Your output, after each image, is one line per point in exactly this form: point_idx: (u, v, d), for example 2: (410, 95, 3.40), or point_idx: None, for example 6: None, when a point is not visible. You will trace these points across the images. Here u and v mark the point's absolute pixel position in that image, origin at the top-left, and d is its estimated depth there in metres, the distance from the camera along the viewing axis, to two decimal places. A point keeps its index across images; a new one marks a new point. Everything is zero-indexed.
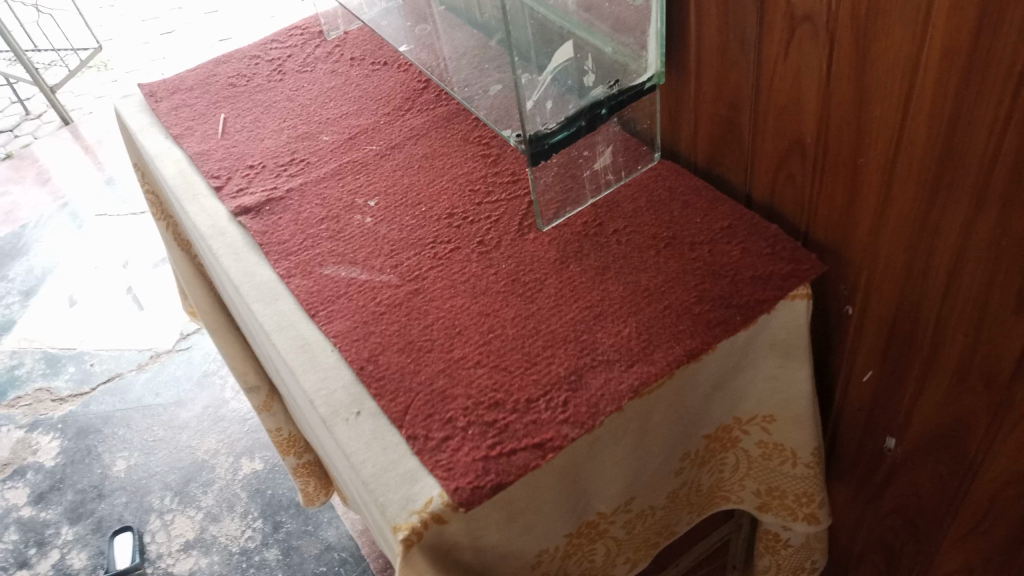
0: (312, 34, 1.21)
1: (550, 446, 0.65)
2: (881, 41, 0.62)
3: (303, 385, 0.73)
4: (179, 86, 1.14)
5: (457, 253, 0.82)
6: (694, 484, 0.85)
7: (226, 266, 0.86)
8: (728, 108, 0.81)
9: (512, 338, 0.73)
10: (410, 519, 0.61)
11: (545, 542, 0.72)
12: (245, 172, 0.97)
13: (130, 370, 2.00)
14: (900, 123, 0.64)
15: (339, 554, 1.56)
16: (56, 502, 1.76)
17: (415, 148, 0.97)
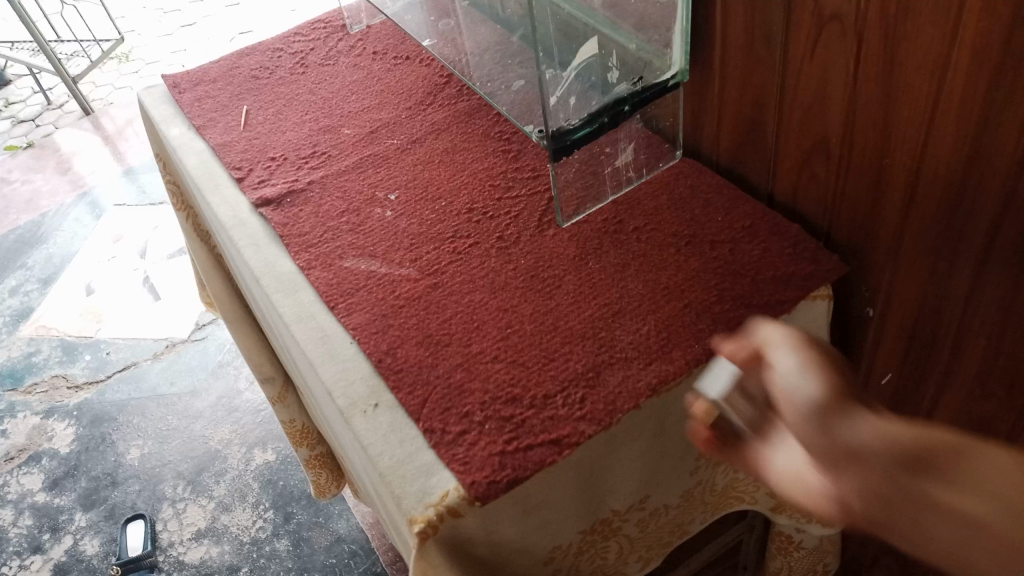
0: (334, 28, 1.22)
1: (567, 442, 0.65)
2: (910, 42, 0.61)
3: (322, 377, 0.73)
4: (202, 78, 1.15)
5: (476, 248, 0.82)
6: (709, 485, 0.85)
7: (246, 256, 0.86)
8: (752, 108, 0.80)
9: (531, 334, 0.73)
10: (427, 512, 0.61)
11: (559, 537, 0.72)
12: (267, 163, 0.97)
13: (146, 359, 2.01)
14: (926, 124, 0.64)
15: (350, 546, 1.57)
16: (70, 488, 1.78)
17: (436, 142, 0.97)
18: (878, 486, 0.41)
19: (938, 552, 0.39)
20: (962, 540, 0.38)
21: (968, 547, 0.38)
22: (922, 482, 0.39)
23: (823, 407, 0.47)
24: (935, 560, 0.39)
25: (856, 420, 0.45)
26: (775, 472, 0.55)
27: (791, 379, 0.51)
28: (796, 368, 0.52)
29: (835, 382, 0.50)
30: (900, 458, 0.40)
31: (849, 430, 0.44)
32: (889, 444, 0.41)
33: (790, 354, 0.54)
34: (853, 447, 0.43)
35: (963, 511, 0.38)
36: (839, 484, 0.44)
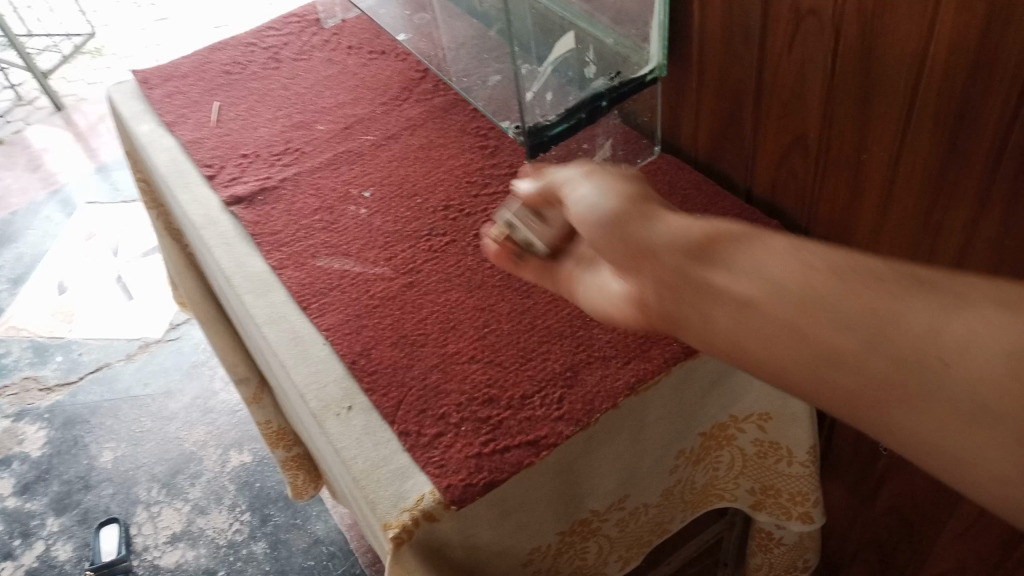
0: (308, 22, 1.20)
1: (544, 443, 0.64)
2: (887, 38, 0.61)
3: (294, 379, 0.71)
4: (172, 73, 1.13)
5: (452, 246, 0.81)
6: (689, 483, 0.84)
7: (217, 255, 0.84)
8: (729, 104, 0.80)
9: (508, 333, 0.72)
10: (402, 516, 0.60)
11: (538, 539, 0.71)
12: (238, 160, 0.95)
13: (119, 360, 1.97)
14: (903, 120, 0.63)
15: (328, 548, 1.55)
16: (41, 493, 1.74)
17: (411, 138, 0.95)
18: (662, 274, 0.47)
19: (713, 331, 0.44)
20: (742, 320, 0.42)
21: (743, 327, 0.43)
22: (706, 272, 0.45)
23: (620, 216, 0.51)
24: (710, 340, 0.45)
25: (653, 219, 0.49)
26: (581, 289, 0.61)
27: (595, 191, 0.53)
28: (596, 180, 0.55)
29: (625, 186, 0.53)
30: (692, 251, 0.46)
31: (645, 230, 0.49)
32: (675, 242, 0.47)
33: (588, 175, 0.56)
34: (648, 243, 0.48)
35: (739, 295, 0.43)
36: (637, 277, 0.49)
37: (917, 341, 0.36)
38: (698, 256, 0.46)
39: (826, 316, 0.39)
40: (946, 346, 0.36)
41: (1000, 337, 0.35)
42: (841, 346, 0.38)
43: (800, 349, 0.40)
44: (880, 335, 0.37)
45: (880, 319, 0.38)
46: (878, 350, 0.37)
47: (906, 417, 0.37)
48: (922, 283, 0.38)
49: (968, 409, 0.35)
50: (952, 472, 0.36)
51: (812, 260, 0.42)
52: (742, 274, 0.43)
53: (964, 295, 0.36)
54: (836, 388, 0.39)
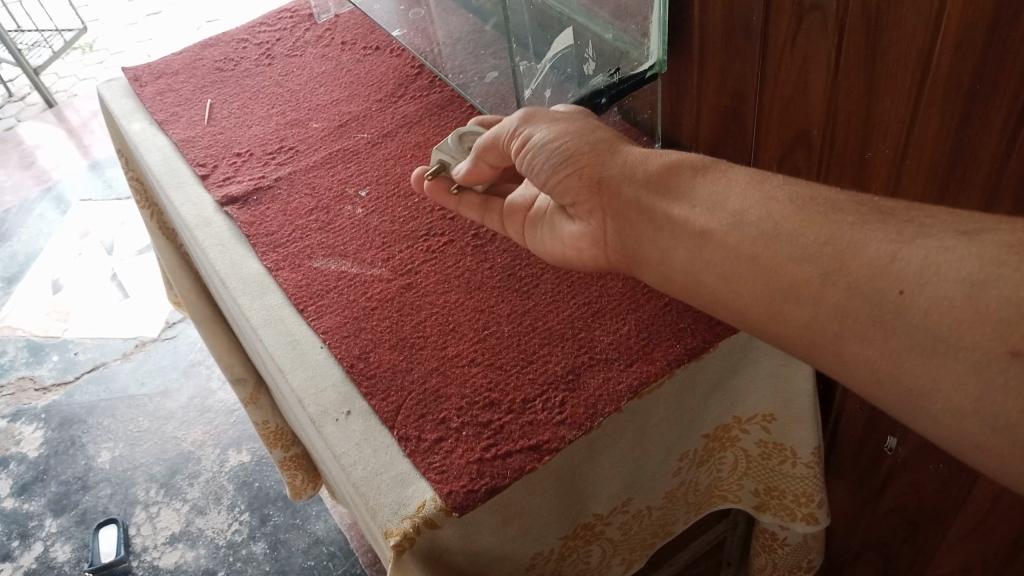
0: (302, 17, 1.18)
1: (547, 448, 0.62)
2: (892, 33, 0.59)
3: (291, 384, 0.70)
4: (164, 71, 1.11)
5: (451, 246, 0.80)
6: (693, 484, 0.83)
7: (211, 256, 0.83)
8: (731, 100, 0.78)
9: (508, 335, 0.71)
10: (403, 524, 0.59)
11: (541, 544, 0.70)
12: (232, 159, 0.94)
13: (115, 359, 1.96)
14: (909, 116, 0.62)
15: (328, 548, 1.54)
16: (39, 494, 1.73)
17: (408, 136, 0.94)
18: (630, 206, 0.57)
19: (691, 259, 0.54)
20: (707, 249, 0.53)
21: (712, 256, 0.52)
22: (669, 205, 0.55)
23: (579, 152, 0.59)
24: (685, 265, 0.54)
25: (615, 153, 0.59)
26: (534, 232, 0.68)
27: (562, 132, 0.60)
28: (553, 123, 0.61)
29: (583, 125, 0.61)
30: (657, 185, 0.56)
31: (606, 167, 0.58)
32: (634, 170, 0.57)
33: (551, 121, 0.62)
34: (611, 178, 0.58)
35: (706, 228, 0.53)
36: (602, 211, 0.59)
37: (873, 268, 0.45)
38: (664, 192, 0.56)
39: (790, 245, 0.49)
40: (898, 275, 0.44)
41: (954, 264, 0.42)
42: (799, 276, 0.48)
43: (764, 275, 0.50)
44: (839, 262, 0.46)
45: (840, 246, 0.47)
46: (833, 277, 0.46)
47: (858, 332, 0.45)
48: (883, 217, 0.47)
49: (915, 329, 0.43)
50: (901, 390, 0.44)
51: (774, 194, 0.52)
52: (705, 208, 0.54)
53: (920, 228, 0.45)
54: (792, 306, 0.48)
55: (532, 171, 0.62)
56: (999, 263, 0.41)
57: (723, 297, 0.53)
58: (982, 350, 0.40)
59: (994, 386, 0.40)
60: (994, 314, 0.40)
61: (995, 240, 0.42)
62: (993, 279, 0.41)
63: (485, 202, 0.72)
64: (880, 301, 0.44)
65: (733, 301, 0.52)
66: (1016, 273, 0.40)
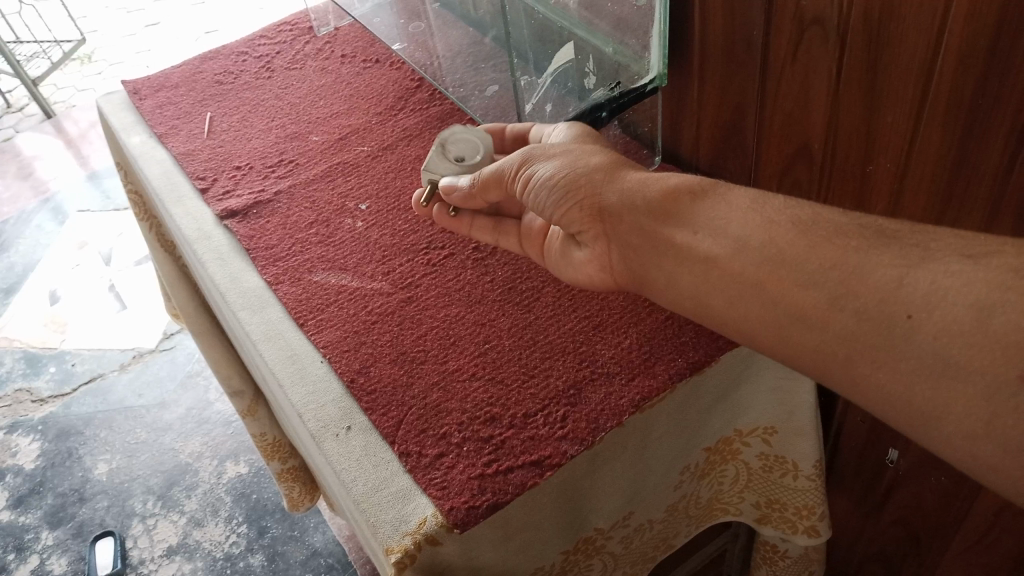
0: (301, 30, 1.18)
1: (548, 463, 0.62)
2: (893, 47, 0.60)
3: (291, 399, 0.70)
4: (164, 84, 1.11)
5: (451, 260, 0.80)
6: (693, 497, 0.83)
7: (211, 270, 0.83)
8: (731, 113, 0.78)
9: (509, 349, 0.71)
10: (404, 541, 0.58)
11: (543, 559, 0.70)
12: (231, 173, 0.94)
13: (113, 371, 1.95)
14: (910, 130, 0.62)
15: (326, 560, 1.53)
16: (35, 506, 1.72)
17: (407, 149, 0.94)
18: (636, 235, 0.58)
19: (701, 287, 0.55)
20: (713, 276, 0.54)
21: (721, 284, 0.53)
22: (673, 232, 0.56)
23: (579, 185, 0.60)
24: (695, 293, 0.55)
25: (614, 181, 0.59)
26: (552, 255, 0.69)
27: (562, 164, 0.61)
28: (552, 158, 0.62)
29: (581, 156, 0.62)
30: (659, 213, 0.57)
31: (607, 198, 0.59)
32: (634, 199, 0.58)
33: (550, 154, 0.63)
34: (613, 208, 0.59)
35: (712, 255, 0.54)
36: (607, 238, 0.60)
37: (883, 293, 0.46)
38: (665, 219, 0.57)
39: (796, 271, 0.50)
40: (909, 300, 0.45)
41: (961, 288, 0.43)
42: (807, 303, 0.49)
43: (772, 300, 0.51)
44: (847, 289, 0.47)
45: (846, 273, 0.48)
46: (841, 304, 0.47)
47: (869, 356, 0.47)
48: (888, 241, 0.48)
49: (925, 354, 0.44)
50: (913, 412, 0.45)
51: (776, 219, 0.53)
52: (709, 234, 0.55)
53: (925, 252, 0.46)
54: (802, 334, 0.49)
55: (536, 205, 0.63)
56: (1007, 287, 0.42)
57: (733, 321, 0.54)
58: (992, 373, 0.42)
59: (1005, 409, 0.42)
60: (1002, 337, 0.42)
61: (1002, 262, 0.43)
62: (1002, 304, 0.42)
63: (497, 224, 0.75)
64: (890, 327, 0.45)
65: (745, 327, 0.53)
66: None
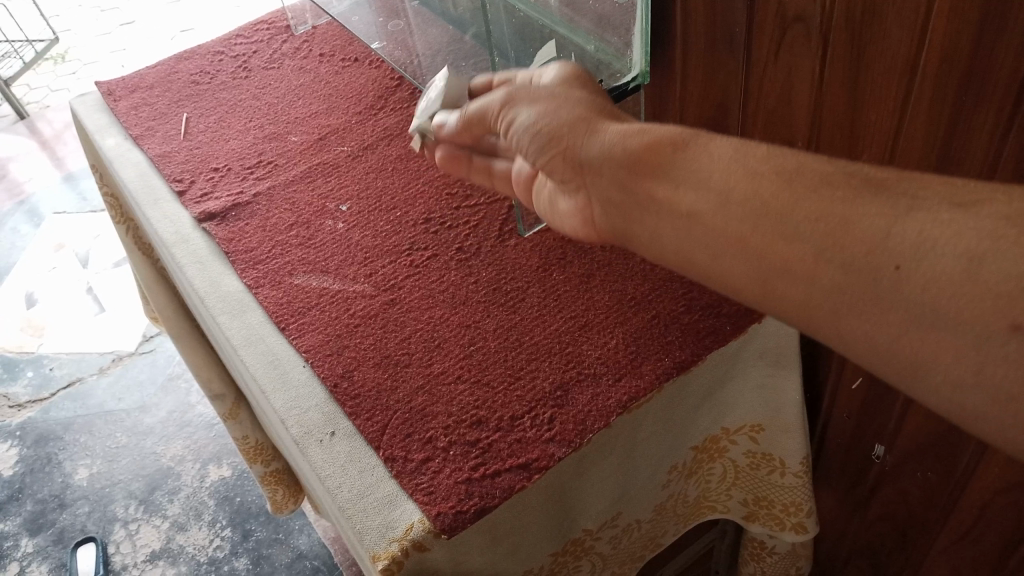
0: (279, 29, 1.16)
1: (536, 466, 0.62)
2: (876, 45, 0.59)
3: (273, 405, 0.69)
4: (139, 84, 1.09)
5: (434, 261, 0.79)
6: (681, 496, 0.82)
7: (189, 274, 0.81)
8: (715, 110, 0.78)
9: (495, 351, 0.70)
10: (390, 547, 0.58)
11: (531, 562, 0.69)
12: (209, 174, 0.92)
13: (92, 374, 1.93)
14: (895, 127, 0.62)
15: (312, 562, 1.52)
16: (14, 513, 1.69)
17: (388, 149, 0.93)
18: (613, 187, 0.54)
19: (682, 242, 0.51)
20: (693, 231, 0.50)
21: (701, 239, 0.50)
22: (650, 186, 0.52)
23: (556, 134, 0.57)
24: (675, 248, 0.52)
25: (587, 131, 0.55)
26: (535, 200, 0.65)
27: (540, 113, 0.58)
28: (533, 101, 0.59)
29: (565, 103, 0.58)
30: (634, 166, 0.52)
31: (583, 148, 0.55)
32: (611, 153, 0.54)
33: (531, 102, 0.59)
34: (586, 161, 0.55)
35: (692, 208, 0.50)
36: (585, 189, 0.57)
37: (867, 245, 0.42)
38: (643, 171, 0.52)
39: (778, 225, 0.46)
40: (895, 252, 0.41)
41: (951, 239, 0.40)
42: (791, 257, 0.45)
43: (756, 256, 0.47)
44: (831, 241, 0.44)
45: (829, 223, 0.44)
46: (826, 257, 0.44)
47: (856, 311, 0.43)
48: (875, 189, 0.44)
49: (913, 306, 0.41)
50: (902, 366, 0.42)
51: (757, 168, 0.48)
52: (687, 187, 0.50)
53: (914, 201, 0.42)
54: (786, 288, 0.46)
55: (521, 151, 0.61)
56: (999, 236, 0.38)
57: (716, 276, 0.50)
58: (984, 325, 0.38)
59: (994, 360, 0.38)
60: (994, 289, 0.38)
61: (995, 211, 0.39)
62: (991, 255, 0.38)
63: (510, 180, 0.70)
64: (874, 278, 0.42)
65: (728, 283, 0.50)
66: (1016, 246, 0.38)
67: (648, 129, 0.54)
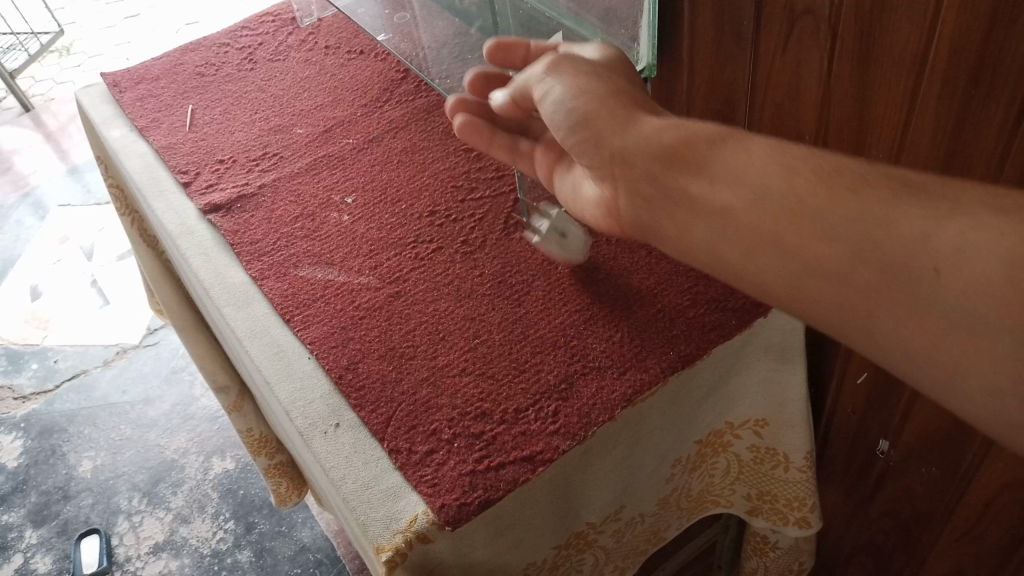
0: (284, 21, 1.16)
1: (540, 459, 0.62)
2: (885, 39, 0.59)
3: (278, 396, 0.69)
4: (144, 76, 1.09)
5: (439, 254, 0.79)
6: (685, 490, 0.82)
7: (194, 266, 0.81)
8: (722, 104, 0.78)
9: (499, 344, 0.70)
10: (394, 539, 0.58)
11: (534, 554, 0.69)
12: (214, 166, 0.92)
13: (96, 367, 1.93)
14: (903, 121, 0.62)
15: (314, 555, 1.52)
16: (19, 504, 1.70)
17: (393, 141, 0.93)
18: (643, 178, 0.52)
19: (713, 239, 0.49)
20: (726, 227, 0.48)
21: (732, 237, 0.48)
22: (685, 181, 0.50)
23: (596, 119, 0.54)
24: (705, 248, 0.50)
25: (625, 119, 0.53)
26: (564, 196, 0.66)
27: (573, 94, 0.56)
28: (569, 78, 0.56)
29: (609, 90, 0.55)
30: (668, 159, 0.51)
31: (618, 137, 0.53)
32: (646, 143, 0.51)
33: (572, 83, 0.56)
34: (621, 151, 0.52)
35: (728, 205, 0.48)
36: (613, 179, 0.55)
37: (907, 245, 0.41)
38: (679, 163, 0.50)
39: (817, 223, 0.44)
40: (938, 254, 0.40)
41: (998, 246, 0.38)
42: (827, 255, 0.44)
43: (792, 254, 0.46)
44: (870, 243, 0.42)
45: (869, 222, 0.42)
46: (863, 257, 0.42)
47: (896, 315, 0.42)
48: (916, 192, 0.42)
49: (958, 312, 0.39)
50: (942, 372, 0.41)
51: (795, 164, 0.46)
52: (724, 183, 0.48)
53: (957, 202, 0.40)
54: (819, 287, 0.44)
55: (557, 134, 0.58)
56: None
57: (744, 274, 0.49)
58: None
59: None
60: None
61: None
62: None
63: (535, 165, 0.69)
64: (914, 279, 0.41)
65: (760, 281, 0.48)
66: None
67: (687, 123, 0.52)
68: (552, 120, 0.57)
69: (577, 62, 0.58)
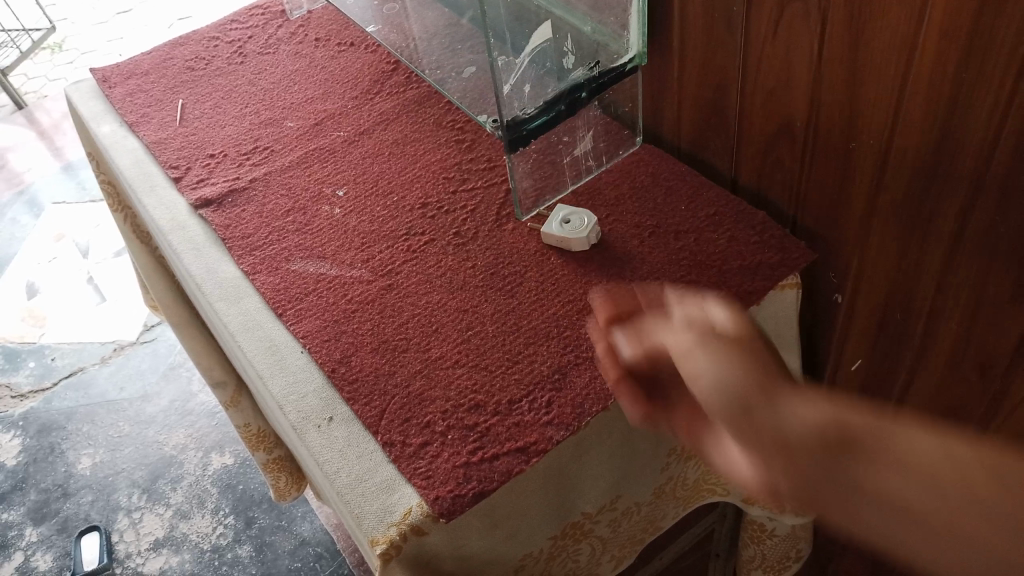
0: (273, 14, 1.15)
1: (534, 450, 0.61)
2: (875, 22, 0.59)
3: (271, 391, 0.69)
4: (134, 70, 1.08)
5: (432, 246, 0.78)
6: (680, 479, 0.82)
7: (186, 262, 0.81)
8: (713, 91, 0.77)
9: (493, 335, 0.70)
10: (389, 532, 0.58)
11: (530, 545, 0.69)
12: (205, 161, 0.92)
13: (93, 364, 1.93)
14: (894, 105, 0.61)
15: (314, 549, 1.53)
16: (18, 503, 1.70)
17: (384, 133, 0.92)
18: (798, 458, 0.44)
19: (865, 534, 0.41)
20: (894, 514, 0.40)
21: (890, 519, 0.40)
22: (848, 470, 0.42)
23: (747, 393, 0.47)
24: (859, 534, 0.42)
25: (775, 404, 0.46)
26: (691, 435, 0.53)
27: (717, 357, 0.49)
28: (709, 352, 0.49)
29: (750, 342, 0.50)
30: (823, 443, 0.43)
31: (775, 424, 0.45)
32: (805, 436, 0.44)
33: (712, 334, 0.51)
34: (777, 432, 0.44)
35: (905, 500, 0.41)
36: (756, 449, 0.45)
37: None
38: (835, 459, 0.43)
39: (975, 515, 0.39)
40: None
41: None
42: (993, 538, 0.39)
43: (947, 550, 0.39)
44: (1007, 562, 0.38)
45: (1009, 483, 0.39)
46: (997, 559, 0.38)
47: None
48: None
49: None
50: None
51: (957, 447, 0.41)
52: (893, 470, 0.41)
53: None
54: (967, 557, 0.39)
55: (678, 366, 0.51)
56: None
57: (891, 543, 0.40)
58: None
59: None
60: None
61: None
62: None
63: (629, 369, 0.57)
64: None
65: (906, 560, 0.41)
66: None
67: (841, 408, 0.45)
68: (686, 373, 0.50)
69: (711, 316, 0.52)
